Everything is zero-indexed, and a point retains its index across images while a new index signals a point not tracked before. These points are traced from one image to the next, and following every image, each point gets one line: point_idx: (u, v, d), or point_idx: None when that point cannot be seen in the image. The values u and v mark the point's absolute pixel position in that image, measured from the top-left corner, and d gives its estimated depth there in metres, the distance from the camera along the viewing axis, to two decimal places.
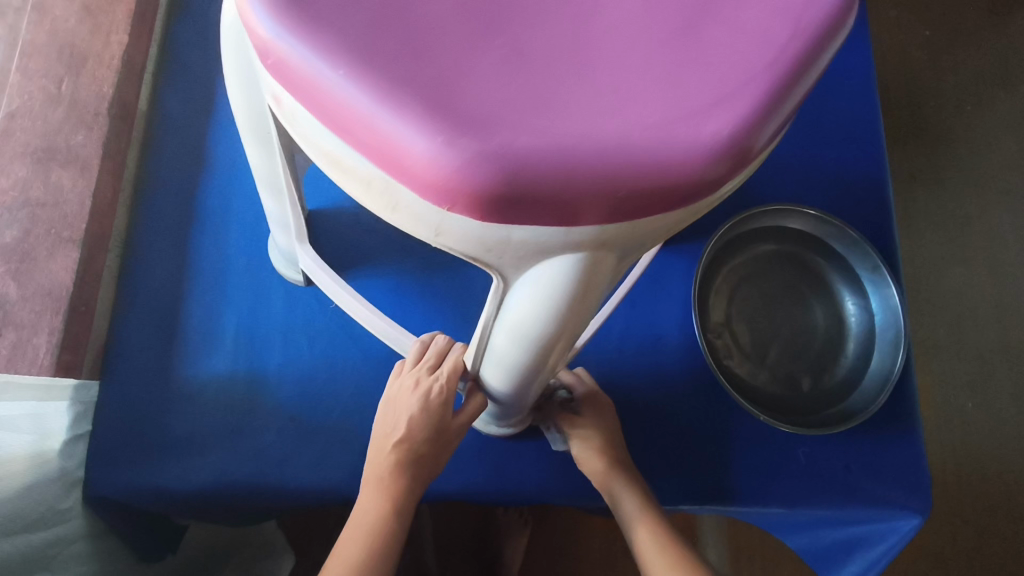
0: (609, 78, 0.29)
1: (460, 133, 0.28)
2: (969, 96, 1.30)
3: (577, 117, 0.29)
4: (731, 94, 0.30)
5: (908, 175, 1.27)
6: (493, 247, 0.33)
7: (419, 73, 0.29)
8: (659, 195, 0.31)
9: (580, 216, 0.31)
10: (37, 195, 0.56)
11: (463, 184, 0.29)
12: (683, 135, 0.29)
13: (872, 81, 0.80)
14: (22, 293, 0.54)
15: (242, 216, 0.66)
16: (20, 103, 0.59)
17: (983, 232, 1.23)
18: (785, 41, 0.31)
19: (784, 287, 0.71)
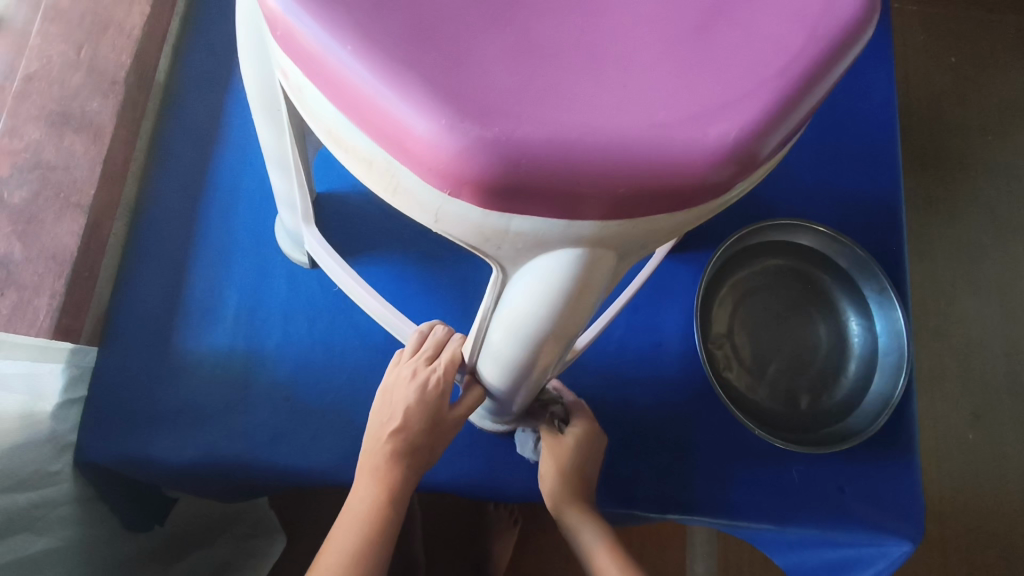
0: (633, 56, 0.25)
1: (464, 113, 0.23)
2: (993, 127, 1.34)
3: (596, 105, 0.24)
4: (774, 75, 0.25)
5: (925, 201, 1.29)
6: (494, 238, 0.28)
7: (419, 40, 0.24)
8: (694, 192, 0.26)
9: (609, 211, 0.26)
10: (48, 158, 0.56)
11: (467, 172, 0.24)
12: (727, 122, 0.25)
13: (893, 103, 0.80)
14: (26, 254, 0.54)
15: (253, 195, 0.66)
16: (38, 67, 0.58)
17: (996, 262, 1.26)
18: (814, 31, 0.27)
19: (788, 303, 0.72)
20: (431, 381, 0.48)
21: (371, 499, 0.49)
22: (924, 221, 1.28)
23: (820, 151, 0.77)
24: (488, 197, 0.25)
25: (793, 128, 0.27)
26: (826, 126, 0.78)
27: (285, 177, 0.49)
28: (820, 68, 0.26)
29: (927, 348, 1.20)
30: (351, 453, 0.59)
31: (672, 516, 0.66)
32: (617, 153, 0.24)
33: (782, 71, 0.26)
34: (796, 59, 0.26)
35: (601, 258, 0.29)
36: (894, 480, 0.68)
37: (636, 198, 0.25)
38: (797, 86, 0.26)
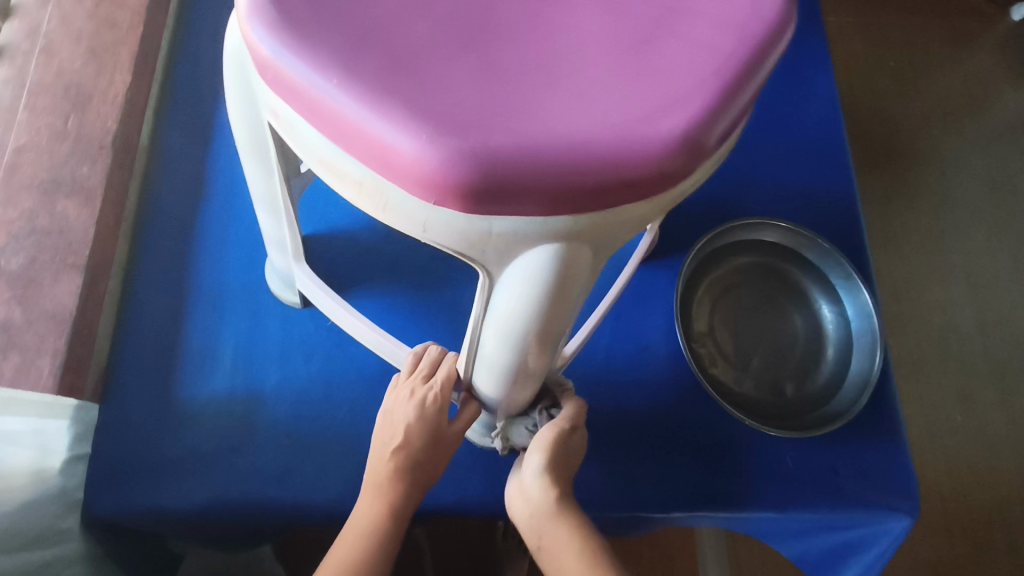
0: (586, 69, 0.28)
1: (443, 131, 0.26)
2: (937, 122, 1.42)
3: (558, 114, 0.27)
4: (711, 75, 0.29)
5: (884, 196, 1.35)
6: (479, 243, 0.31)
7: (397, 72, 0.27)
8: (653, 183, 0.29)
9: (579, 207, 0.29)
10: (43, 224, 0.58)
11: (449, 182, 0.27)
12: (674, 118, 0.28)
13: (836, 106, 0.86)
14: (27, 317, 0.55)
15: (241, 243, 0.69)
16: (28, 139, 0.60)
17: (958, 247, 1.32)
18: (741, 36, 0.30)
19: (764, 298, 0.75)
20: (428, 396, 0.50)
21: (371, 515, 0.50)
22: (886, 214, 1.34)
23: (774, 154, 0.82)
24: (470, 202, 0.28)
25: (734, 120, 0.31)
26: (776, 133, 0.84)
27: (274, 218, 0.52)
28: (750, 66, 0.30)
29: (904, 338, 1.23)
30: (358, 482, 0.61)
31: (677, 514, 0.68)
32: (581, 153, 0.27)
33: (718, 71, 0.29)
34: (728, 60, 0.30)
35: (578, 253, 0.32)
36: (884, 457, 0.71)
37: (602, 192, 0.28)
38: (732, 82, 0.29)
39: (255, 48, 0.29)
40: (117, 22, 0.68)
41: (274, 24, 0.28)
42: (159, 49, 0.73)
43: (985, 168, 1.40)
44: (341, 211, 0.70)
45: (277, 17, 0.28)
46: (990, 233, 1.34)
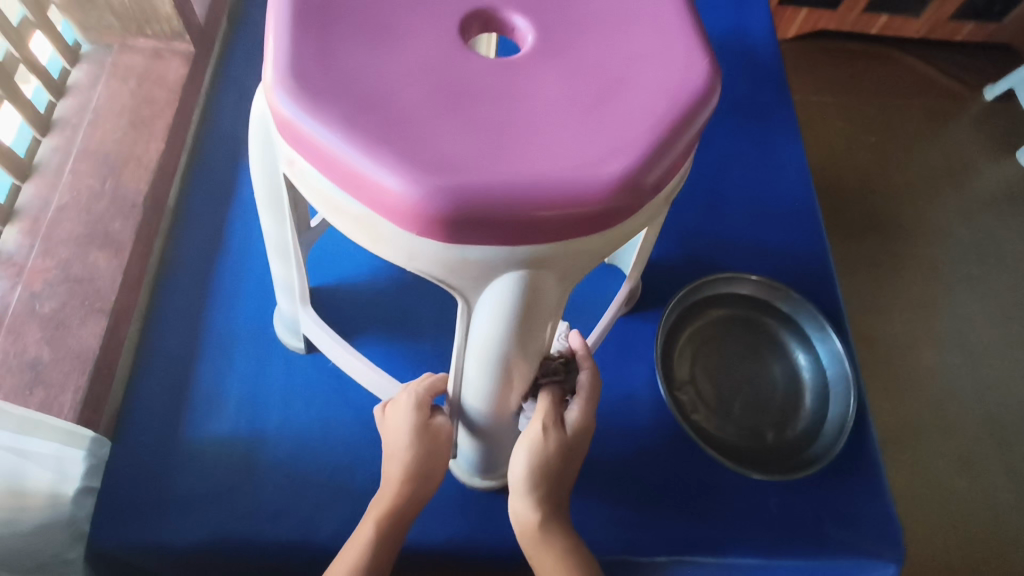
0: (543, 126, 0.34)
1: (422, 174, 0.32)
2: (920, 195, 1.50)
3: (517, 161, 0.33)
4: (647, 131, 0.35)
5: (875, 263, 1.40)
6: (455, 271, 0.36)
7: (387, 128, 0.33)
8: (600, 218, 0.34)
9: (537, 238, 0.34)
10: (75, 272, 0.64)
11: (428, 215, 0.33)
12: (615, 165, 0.34)
13: (807, 175, 0.94)
14: (55, 355, 0.60)
15: (253, 294, 0.74)
16: (70, 199, 0.67)
17: (951, 313, 1.36)
18: (676, 98, 0.36)
19: (744, 347, 0.78)
20: (429, 413, 0.54)
21: (371, 532, 0.53)
22: (877, 280, 1.38)
23: (752, 217, 0.89)
24: (444, 231, 0.33)
25: (673, 167, 0.36)
26: (754, 199, 0.91)
27: (285, 264, 0.57)
28: (684, 123, 0.36)
29: (897, 400, 1.25)
30: (352, 516, 0.64)
31: (661, 559, 0.69)
32: (536, 191, 0.33)
33: (654, 127, 0.35)
34: (664, 118, 0.35)
35: (542, 280, 0.37)
36: (867, 505, 0.72)
37: (556, 225, 0.34)
38: (667, 137, 0.35)
39: (273, 109, 0.35)
40: (155, 98, 0.74)
41: (288, 89, 0.34)
42: (191, 120, 0.79)
43: (970, 240, 1.46)
44: (346, 264, 0.76)
45: (291, 83, 0.34)
46: (981, 300, 1.38)
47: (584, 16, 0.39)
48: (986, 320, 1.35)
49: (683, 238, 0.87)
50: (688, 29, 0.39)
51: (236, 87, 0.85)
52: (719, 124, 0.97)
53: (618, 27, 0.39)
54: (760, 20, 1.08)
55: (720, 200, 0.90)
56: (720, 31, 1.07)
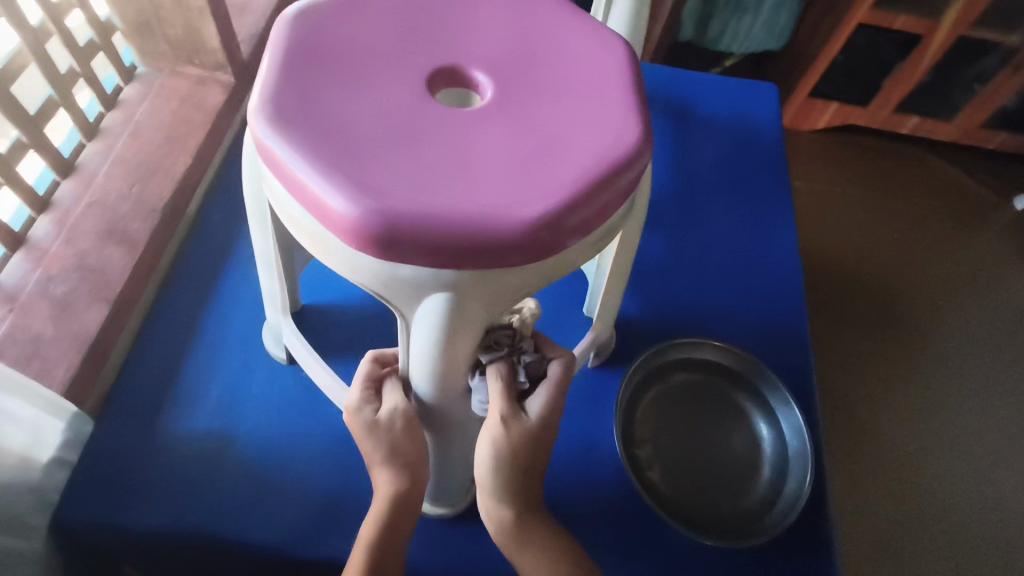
0: (478, 169, 0.39)
1: (362, 196, 0.37)
2: (937, 295, 1.49)
3: (448, 196, 0.38)
4: (570, 181, 0.39)
5: (887, 357, 1.38)
6: (390, 285, 0.40)
7: (342, 157, 0.39)
8: (517, 252, 0.39)
9: (460, 264, 0.39)
10: (90, 262, 0.71)
11: (364, 233, 0.37)
12: (535, 208, 0.38)
13: (796, 257, 0.97)
14: (56, 333, 0.66)
15: (248, 304, 0.80)
16: (99, 197, 0.75)
17: (965, 419, 1.31)
18: (602, 157, 0.41)
19: (708, 412, 0.79)
20: (393, 420, 0.53)
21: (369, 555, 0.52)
22: (888, 375, 1.35)
23: (734, 291, 0.92)
24: (377, 248, 0.38)
25: (593, 217, 0.40)
26: (739, 274, 0.94)
27: (269, 273, 0.63)
28: (606, 179, 0.40)
29: (897, 501, 1.20)
30: (303, 521, 0.67)
31: None
32: (459, 222, 0.37)
33: (577, 179, 0.40)
34: (587, 172, 0.40)
35: (467, 300, 0.41)
36: None
37: (476, 253, 0.38)
38: (587, 189, 0.40)
39: (253, 132, 0.41)
40: (192, 119, 0.82)
41: (267, 117, 0.40)
42: (222, 142, 0.87)
43: (987, 345, 1.43)
44: (337, 287, 0.82)
45: (270, 113, 0.40)
46: (997, 410, 1.34)
47: (537, 83, 0.45)
48: (999, 430, 1.31)
49: (665, 303, 0.90)
50: (628, 101, 0.44)
51: None
52: (717, 199, 1.02)
53: (565, 94, 0.44)
54: (767, 109, 1.14)
55: (707, 270, 0.94)
56: (729, 115, 1.13)
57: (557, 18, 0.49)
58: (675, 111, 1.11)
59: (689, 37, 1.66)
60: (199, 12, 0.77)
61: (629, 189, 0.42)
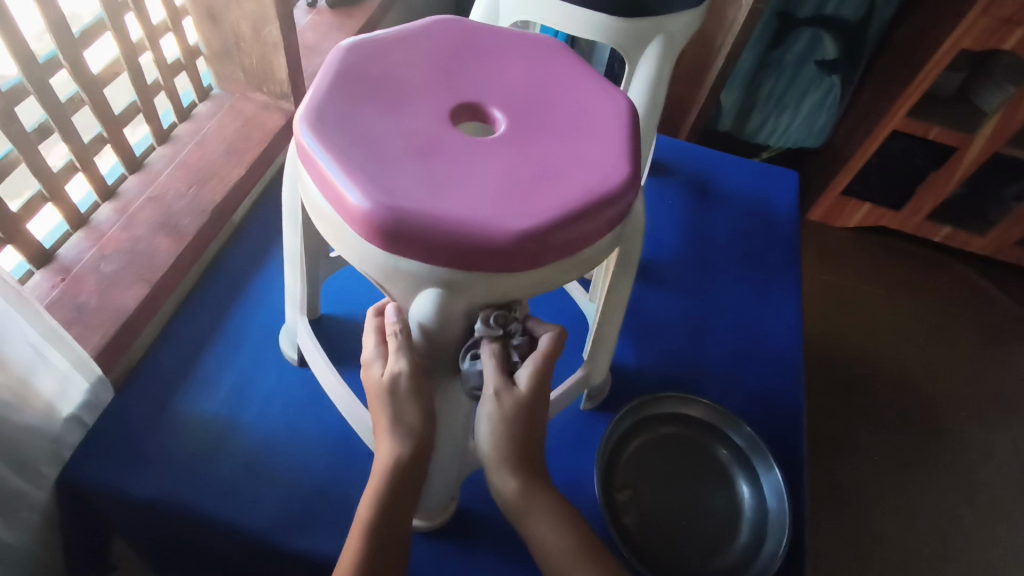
0: (480, 186, 0.46)
1: (378, 195, 0.44)
2: (956, 403, 1.47)
3: (449, 205, 0.45)
4: (557, 207, 0.46)
5: (901, 461, 1.35)
6: (391, 276, 0.47)
7: (366, 161, 0.46)
8: (502, 260, 0.45)
9: (453, 263, 0.45)
10: (141, 248, 0.78)
11: (375, 225, 0.44)
12: (523, 224, 0.45)
13: (799, 333, 0.99)
14: (98, 305, 0.73)
15: (271, 306, 0.86)
16: (159, 193, 0.84)
17: (977, 537, 1.28)
18: (589, 190, 0.47)
19: (690, 467, 0.80)
20: (393, 381, 0.51)
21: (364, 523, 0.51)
22: (898, 479, 1.33)
23: (734, 357, 0.95)
24: (384, 240, 0.45)
25: (573, 240, 0.47)
26: (741, 342, 0.96)
27: (294, 272, 0.69)
28: (589, 209, 0.47)
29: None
30: (289, 513, 0.71)
31: None
32: (455, 226, 0.44)
33: (564, 206, 0.46)
34: (573, 201, 0.46)
35: (454, 301, 0.47)
36: None
37: (467, 255, 0.44)
38: (570, 215, 0.46)
39: (295, 131, 0.48)
40: (252, 137, 0.92)
41: (309, 120, 0.48)
42: (275, 160, 0.96)
43: (1006, 461, 1.39)
44: (355, 301, 0.88)
45: (312, 117, 0.48)
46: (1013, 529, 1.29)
47: (543, 124, 0.52)
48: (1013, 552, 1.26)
49: (664, 358, 0.93)
50: (621, 147, 0.51)
51: None
52: (726, 269, 1.06)
53: (568, 135, 0.51)
54: (786, 193, 1.19)
55: (709, 334, 0.97)
56: (748, 194, 1.18)
57: (571, 73, 0.57)
58: (697, 184, 1.18)
59: (729, 126, 1.76)
60: (274, 45, 0.88)
61: (610, 220, 0.48)
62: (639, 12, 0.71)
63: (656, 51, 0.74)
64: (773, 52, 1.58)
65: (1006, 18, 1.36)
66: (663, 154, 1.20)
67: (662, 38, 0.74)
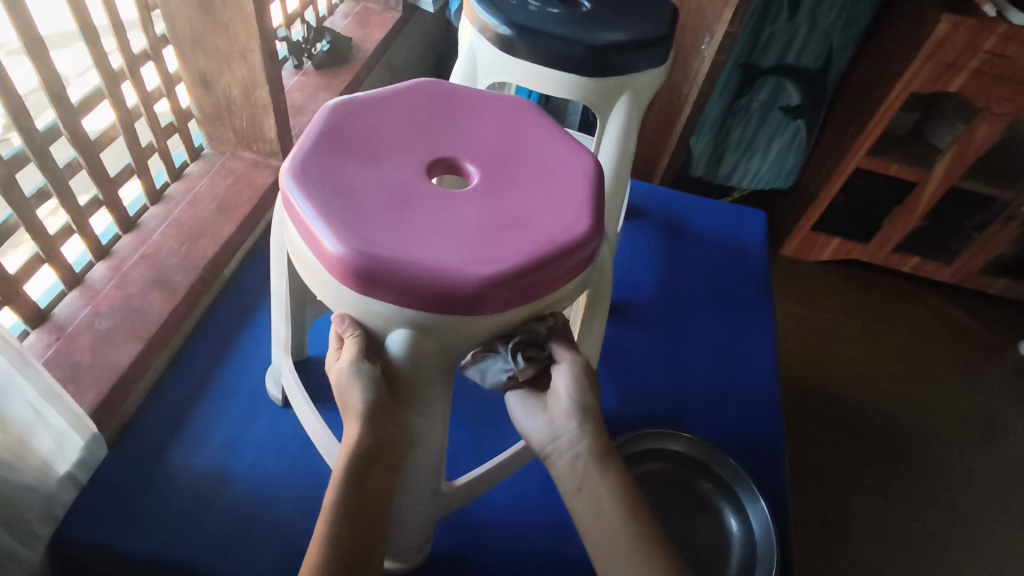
0: (448, 236, 0.51)
1: (352, 242, 0.48)
2: (932, 428, 1.51)
3: (418, 253, 0.49)
4: (518, 256, 0.50)
5: (883, 489, 1.37)
6: (365, 315, 0.51)
7: (343, 211, 0.50)
8: (466, 303, 0.49)
9: (421, 306, 0.49)
10: (134, 305, 0.80)
11: (349, 270, 0.48)
12: (485, 271, 0.49)
13: (775, 366, 1.03)
14: (92, 363, 0.74)
15: (260, 359, 0.87)
16: (152, 251, 0.86)
17: (961, 561, 1.29)
18: (549, 241, 0.52)
19: (677, 501, 0.82)
20: (342, 375, 0.53)
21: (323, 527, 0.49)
22: (881, 507, 1.35)
23: (713, 392, 0.98)
24: (357, 283, 0.49)
25: (533, 286, 0.51)
26: (719, 376, 1.00)
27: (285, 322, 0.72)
28: (549, 258, 0.51)
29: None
30: (282, 565, 0.71)
31: None
32: (424, 272, 0.48)
33: (525, 255, 0.50)
34: (534, 251, 0.51)
35: (423, 340, 0.51)
36: None
37: (433, 299, 0.49)
38: (530, 265, 0.50)
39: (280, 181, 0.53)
40: (242, 195, 0.95)
41: (294, 172, 0.53)
42: (264, 216, 0.99)
43: (983, 484, 1.42)
44: None
45: (297, 169, 0.53)
46: (995, 552, 1.31)
47: (512, 177, 0.57)
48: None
49: (646, 395, 0.96)
50: (585, 199, 0.56)
51: None
52: (703, 305, 1.10)
53: (534, 190, 0.56)
54: (756, 231, 1.25)
55: (688, 370, 1.00)
56: (720, 233, 1.24)
57: (542, 130, 0.62)
58: (670, 225, 1.23)
59: (703, 173, 1.84)
60: (264, 107, 0.93)
61: (572, 268, 0.53)
62: (606, 72, 0.76)
63: (624, 107, 0.79)
64: (740, 100, 1.68)
65: (948, 64, 1.43)
66: (638, 198, 1.26)
67: (629, 93, 0.79)
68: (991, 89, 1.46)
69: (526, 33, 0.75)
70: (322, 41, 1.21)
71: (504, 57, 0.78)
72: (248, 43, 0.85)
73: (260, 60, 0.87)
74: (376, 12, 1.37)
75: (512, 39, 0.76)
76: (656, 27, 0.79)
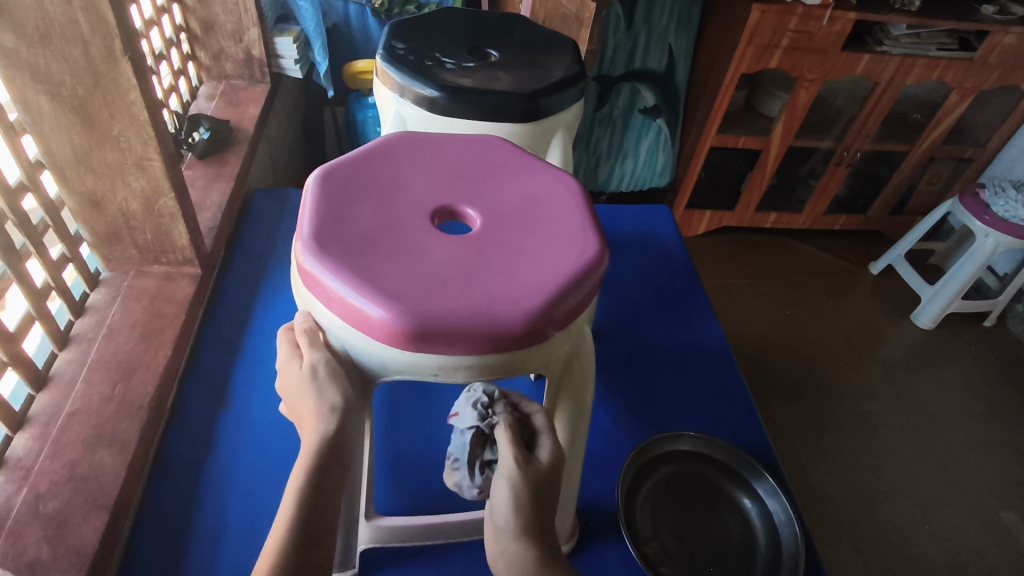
0: (396, 272, 0.57)
1: (312, 247, 0.58)
2: (839, 357, 1.69)
3: (356, 274, 0.56)
4: (443, 308, 0.55)
5: (817, 422, 1.51)
6: (315, 314, 0.60)
7: (331, 226, 0.60)
8: (379, 332, 0.55)
9: (346, 319, 0.56)
10: (82, 471, 0.69)
11: (303, 266, 0.58)
12: (402, 308, 0.54)
13: (725, 344, 1.11)
14: (52, 554, 0.62)
15: (239, 483, 0.79)
16: (81, 404, 0.75)
17: (895, 464, 1.44)
18: (482, 304, 0.56)
19: (697, 497, 0.86)
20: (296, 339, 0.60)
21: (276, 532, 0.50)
22: (821, 438, 1.48)
23: (683, 383, 1.03)
24: (309, 282, 0.58)
25: (450, 343, 0.54)
26: (682, 367, 1.06)
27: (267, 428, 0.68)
28: (473, 319, 0.55)
29: (869, 556, 1.27)
30: None
31: None
32: (352, 294, 0.55)
33: (451, 307, 0.55)
34: (461, 306, 0.55)
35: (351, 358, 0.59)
36: None
37: (357, 320, 0.55)
38: (451, 319, 0.54)
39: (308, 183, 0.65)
40: (164, 313, 0.86)
41: (318, 180, 0.64)
42: (192, 331, 0.90)
43: (893, 393, 1.61)
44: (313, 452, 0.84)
45: (322, 180, 0.64)
46: (920, 447, 1.48)
47: (503, 239, 0.62)
48: (927, 466, 1.44)
49: (626, 404, 0.99)
50: (547, 285, 0.58)
51: (228, 306, 1.00)
52: (647, 308, 1.15)
53: (507, 251, 0.61)
54: (666, 225, 1.34)
55: (654, 369, 1.05)
56: (637, 235, 1.31)
57: (562, 210, 0.67)
58: None
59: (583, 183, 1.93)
60: (170, 215, 0.84)
61: (493, 338, 0.55)
62: (539, 117, 0.79)
63: (558, 144, 0.83)
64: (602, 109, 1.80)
65: (765, 44, 1.62)
66: None
67: (561, 132, 0.83)
68: (802, 61, 1.67)
69: (454, 93, 0.76)
70: (199, 129, 1.12)
71: (433, 119, 0.78)
72: (144, 151, 0.78)
73: (162, 168, 0.80)
74: (242, 88, 1.30)
75: (442, 100, 0.77)
76: (568, 66, 0.83)
